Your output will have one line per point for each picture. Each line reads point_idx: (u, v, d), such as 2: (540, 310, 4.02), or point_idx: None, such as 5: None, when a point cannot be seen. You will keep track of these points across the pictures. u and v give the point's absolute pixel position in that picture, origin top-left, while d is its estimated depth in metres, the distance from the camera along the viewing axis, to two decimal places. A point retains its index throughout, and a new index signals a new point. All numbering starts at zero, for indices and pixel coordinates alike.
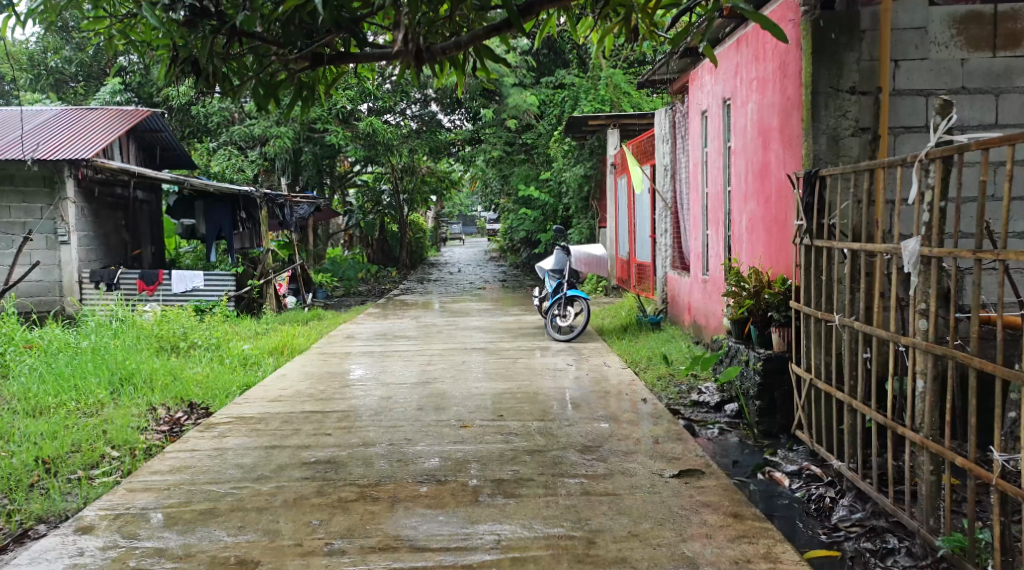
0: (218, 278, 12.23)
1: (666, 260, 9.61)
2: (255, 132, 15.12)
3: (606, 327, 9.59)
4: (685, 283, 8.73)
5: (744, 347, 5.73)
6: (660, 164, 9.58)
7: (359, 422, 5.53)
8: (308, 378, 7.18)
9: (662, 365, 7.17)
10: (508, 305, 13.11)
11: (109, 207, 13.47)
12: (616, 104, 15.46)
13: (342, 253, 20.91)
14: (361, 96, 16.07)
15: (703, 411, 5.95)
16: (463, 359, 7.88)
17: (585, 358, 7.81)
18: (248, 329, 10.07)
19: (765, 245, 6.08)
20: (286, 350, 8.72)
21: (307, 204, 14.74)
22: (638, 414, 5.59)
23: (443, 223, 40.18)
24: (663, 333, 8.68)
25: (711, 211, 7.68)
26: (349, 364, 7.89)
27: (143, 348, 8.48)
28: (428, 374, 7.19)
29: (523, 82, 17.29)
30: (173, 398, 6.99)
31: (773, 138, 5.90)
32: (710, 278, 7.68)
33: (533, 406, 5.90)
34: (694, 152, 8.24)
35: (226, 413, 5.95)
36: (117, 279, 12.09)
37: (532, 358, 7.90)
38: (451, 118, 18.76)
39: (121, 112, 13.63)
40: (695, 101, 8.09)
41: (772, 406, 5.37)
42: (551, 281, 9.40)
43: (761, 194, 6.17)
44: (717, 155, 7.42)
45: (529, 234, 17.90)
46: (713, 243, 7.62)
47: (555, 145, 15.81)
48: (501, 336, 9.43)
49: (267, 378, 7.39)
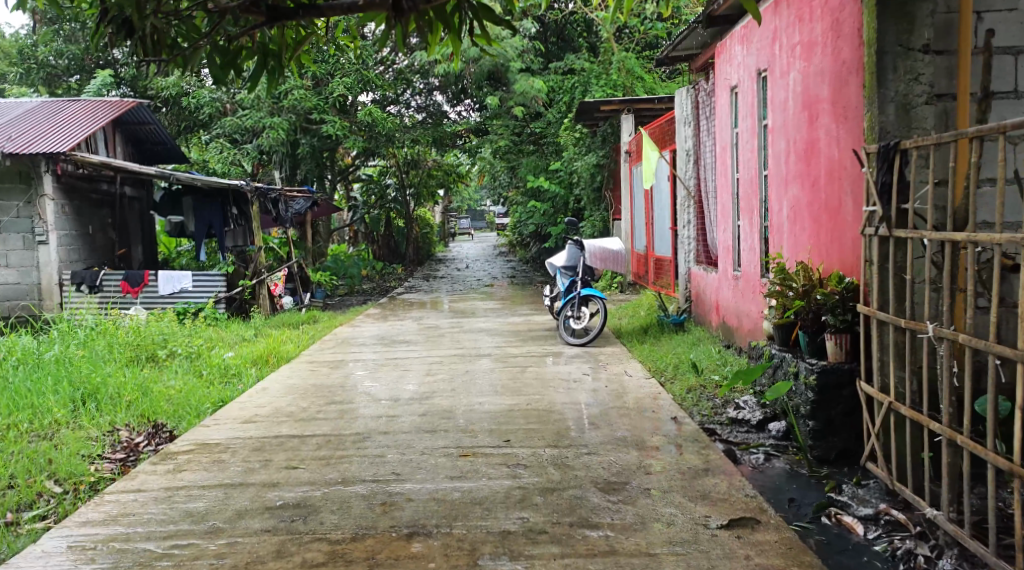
0: (207, 279, 11.42)
1: (689, 254, 8.75)
2: (247, 123, 14.25)
3: (624, 328, 8.74)
4: (712, 280, 7.89)
5: (792, 357, 4.91)
6: (682, 149, 8.69)
7: (340, 451, 4.70)
8: (291, 394, 6.34)
9: (691, 375, 6.31)
10: (518, 304, 12.23)
11: (93, 204, 12.68)
12: (629, 89, 14.58)
13: (346, 251, 20.08)
14: (361, 84, 15.18)
15: (743, 432, 5.11)
16: (466, 368, 7.04)
17: (603, 366, 6.96)
18: (234, 335, 9.26)
19: (813, 237, 5.24)
20: (272, 359, 7.90)
21: (303, 197, 13.68)
22: (668, 438, 4.76)
23: (452, 219, 39.34)
24: (687, 336, 7.85)
25: (743, 199, 6.83)
26: (340, 375, 7.06)
27: (113, 358, 7.68)
28: (426, 387, 6.35)
29: (531, 68, 16.41)
30: (138, 418, 6.19)
31: (823, 111, 5.05)
32: (744, 275, 6.83)
33: (546, 427, 5.07)
34: (722, 133, 7.39)
35: (190, 439, 5.12)
36: (100, 281, 11.35)
37: (543, 366, 7.04)
38: (457, 109, 17.75)
39: (104, 102, 12.88)
40: (723, 76, 7.22)
41: (829, 427, 4.55)
42: (564, 279, 8.55)
43: (807, 176, 5.33)
44: (750, 134, 6.56)
45: (539, 228, 17.05)
46: (746, 233, 6.77)
47: (565, 133, 14.94)
48: (510, 340, 8.58)
49: (246, 393, 6.58)
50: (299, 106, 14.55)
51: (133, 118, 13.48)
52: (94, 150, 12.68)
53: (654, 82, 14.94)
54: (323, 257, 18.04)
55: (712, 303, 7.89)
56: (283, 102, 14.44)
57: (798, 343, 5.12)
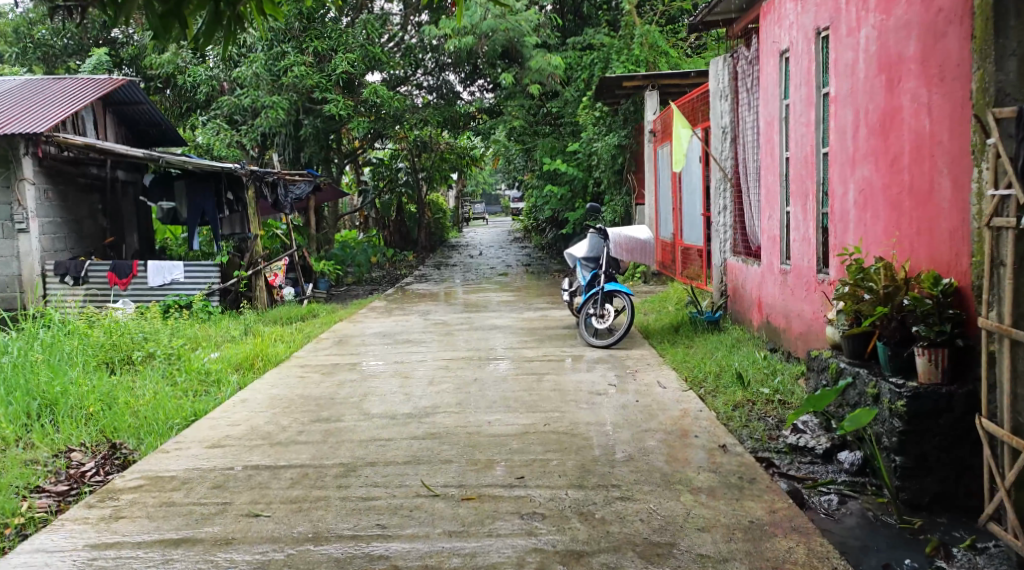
0: (201, 268, 10.58)
1: (725, 244, 7.83)
2: (245, 103, 13.29)
3: (651, 327, 7.86)
4: (753, 273, 6.99)
5: (870, 375, 4.05)
6: (717, 126, 7.78)
7: (317, 491, 3.85)
8: (273, 408, 5.48)
9: (736, 387, 5.43)
10: (535, 297, 11.31)
11: (81, 189, 11.88)
12: (653, 64, 13.55)
13: (355, 237, 19.20)
14: (366, 60, 14.22)
15: (806, 463, 4.23)
16: (476, 375, 6.17)
17: (631, 373, 6.08)
18: (222, 333, 8.39)
19: (892, 225, 4.36)
20: (257, 362, 7.03)
21: (304, 182, 12.86)
22: (718, 474, 3.90)
23: (466, 203, 38.33)
24: (724, 337, 6.97)
25: (793, 182, 5.93)
26: (333, 383, 6.21)
27: (81, 362, 6.84)
28: (429, 400, 5.48)
29: (548, 43, 15.44)
30: (95, 436, 5.34)
31: (908, 72, 4.16)
32: (795, 269, 5.94)
33: (567, 457, 4.21)
34: (767, 107, 6.47)
35: (142, 470, 4.28)
36: (85, 272, 10.59)
37: (563, 374, 6.16)
38: (470, 89, 16.64)
39: (92, 80, 12.07)
40: (771, 40, 6.29)
41: (922, 465, 3.70)
42: (585, 272, 7.65)
43: (883, 153, 4.44)
44: (804, 105, 5.64)
45: (555, 213, 16.12)
46: (797, 220, 5.87)
47: (584, 112, 14.00)
48: (526, 340, 7.70)
49: (222, 406, 5.74)
50: (301, 85, 13.53)
51: (125, 97, 12.66)
52: (80, 132, 11.85)
53: (679, 57, 13.92)
54: (330, 243, 17.14)
55: (753, 299, 7.00)
56: (283, 80, 13.41)
57: (873, 356, 4.27)
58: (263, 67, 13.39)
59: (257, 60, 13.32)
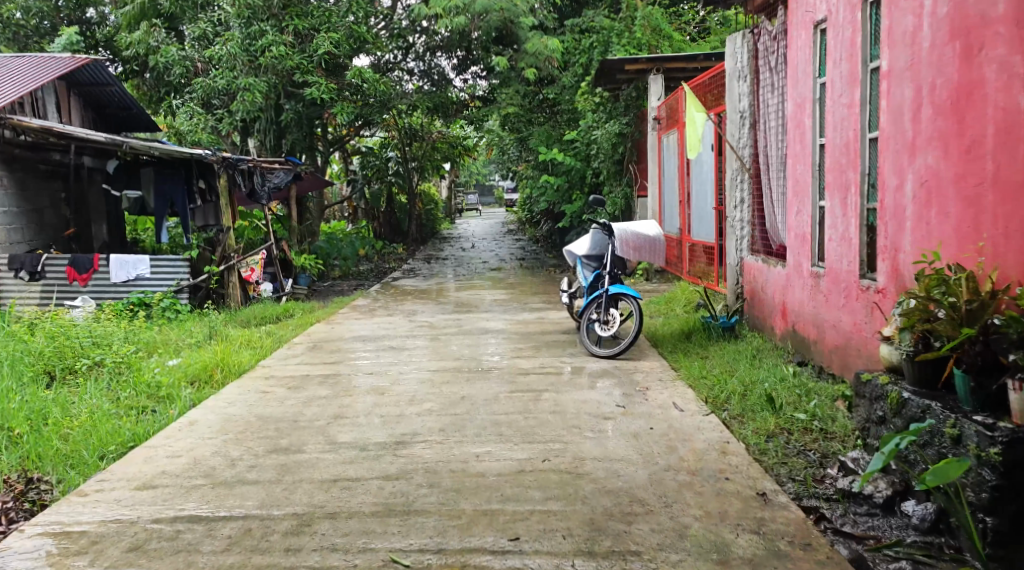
0: (168, 264, 9.86)
1: (741, 241, 7.02)
2: (220, 84, 12.41)
3: (660, 333, 7.09)
4: (775, 274, 6.22)
5: (945, 411, 3.30)
6: (734, 110, 7.00)
7: (259, 558, 3.09)
8: (226, 434, 4.69)
9: (766, 409, 4.64)
10: (529, 295, 10.50)
11: (41, 177, 11.18)
12: (654, 47, 12.77)
13: (343, 229, 18.36)
14: (352, 42, 13.38)
15: (863, 516, 3.45)
16: (464, 393, 5.37)
17: (641, 392, 5.29)
18: (184, 337, 7.56)
19: (968, 222, 3.62)
20: (216, 375, 6.21)
21: (284, 172, 12.09)
22: (760, 538, 3.14)
23: (458, 193, 37.48)
24: (741, 346, 6.21)
25: (827, 172, 5.15)
26: (299, 401, 5.40)
27: (14, 374, 6.00)
28: (408, 426, 4.68)
29: (544, 25, 14.62)
30: (13, 467, 4.52)
31: (995, 36, 3.43)
32: (830, 271, 5.15)
33: (571, 509, 3.44)
34: (795, 88, 5.69)
35: (48, 523, 3.48)
36: (42, 266, 9.72)
37: (564, 392, 5.36)
38: (463, 76, 15.57)
39: (53, 59, 11.27)
40: (803, 9, 5.50)
41: (1018, 526, 3.00)
42: (587, 273, 6.90)
43: (955, 137, 3.68)
44: (845, 84, 4.86)
45: (552, 205, 15.34)
46: (833, 216, 5.09)
47: (583, 98, 13.24)
48: (521, 348, 6.90)
49: (167, 430, 4.93)
50: (281, 66, 12.69)
51: (92, 78, 11.94)
52: (40, 114, 11.24)
53: (683, 41, 13.11)
54: (316, 235, 16.27)
55: (775, 303, 6.24)
56: (260, 61, 12.54)
57: (945, 385, 3.53)
58: (240, 47, 12.49)
59: (232, 38, 12.41)
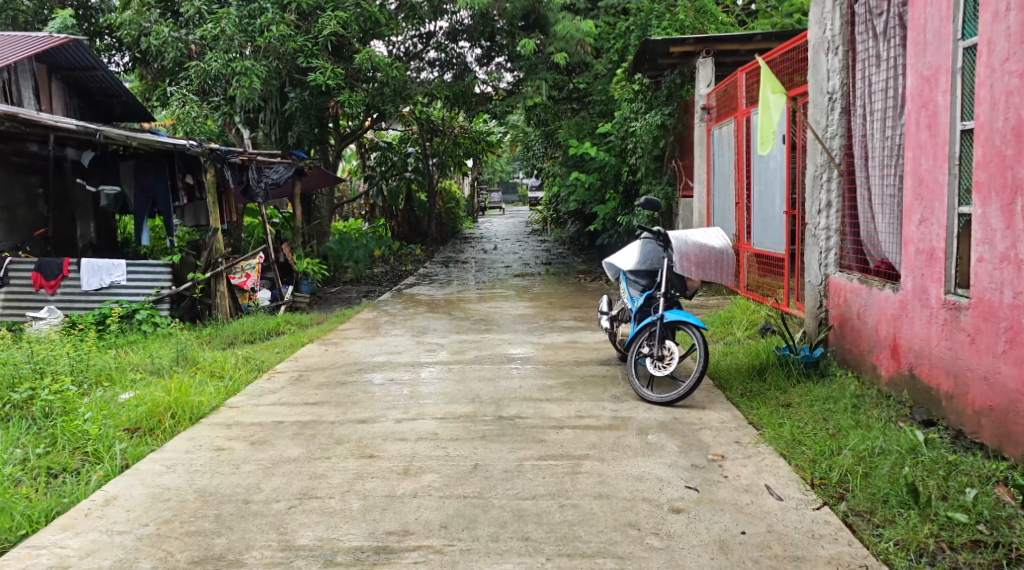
0: (147, 270, 8.67)
1: (826, 255, 5.56)
2: (214, 68, 11.14)
3: (722, 368, 5.71)
4: (877, 298, 4.83)
5: None
6: (818, 88, 5.59)
7: None
8: (147, 525, 3.40)
9: (907, 504, 3.25)
10: (558, 309, 9.12)
11: (12, 169, 9.96)
12: (700, 31, 11.21)
13: (357, 228, 17.04)
14: (362, 22, 12.05)
15: None
16: (477, 460, 4.01)
17: (716, 463, 3.91)
18: (143, 366, 6.25)
19: None
20: (165, 421, 4.88)
21: (284, 167, 10.77)
22: None
23: (481, 191, 36.14)
24: (832, 391, 4.82)
25: (976, 168, 3.76)
26: (257, 466, 4.06)
27: None
28: (396, 518, 3.36)
29: (575, 6, 13.21)
30: None
31: None
32: (981, 301, 3.75)
33: None
34: (920, 56, 4.30)
35: None
36: (5, 271, 8.42)
37: (611, 459, 4.00)
38: (487, 67, 14.02)
39: (26, 37, 10.05)
40: None
41: None
42: (634, 293, 5.54)
43: None
44: (1015, 43, 3.49)
45: (581, 204, 13.93)
46: (986, 227, 3.70)
47: (619, 86, 11.81)
48: (551, 385, 5.52)
49: (72, 512, 3.61)
50: (282, 49, 11.38)
51: (73, 60, 10.70)
52: (13, 98, 10.03)
53: (732, 23, 11.60)
54: (327, 236, 14.88)
55: (875, 335, 4.83)
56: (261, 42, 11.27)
57: None
58: (236, 25, 11.23)
59: (226, 16, 11.19)
